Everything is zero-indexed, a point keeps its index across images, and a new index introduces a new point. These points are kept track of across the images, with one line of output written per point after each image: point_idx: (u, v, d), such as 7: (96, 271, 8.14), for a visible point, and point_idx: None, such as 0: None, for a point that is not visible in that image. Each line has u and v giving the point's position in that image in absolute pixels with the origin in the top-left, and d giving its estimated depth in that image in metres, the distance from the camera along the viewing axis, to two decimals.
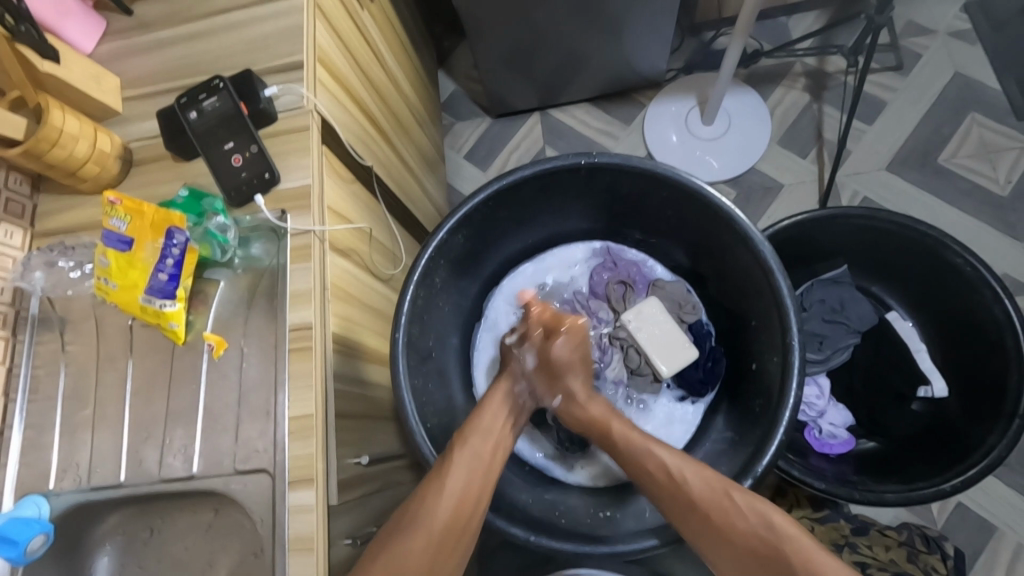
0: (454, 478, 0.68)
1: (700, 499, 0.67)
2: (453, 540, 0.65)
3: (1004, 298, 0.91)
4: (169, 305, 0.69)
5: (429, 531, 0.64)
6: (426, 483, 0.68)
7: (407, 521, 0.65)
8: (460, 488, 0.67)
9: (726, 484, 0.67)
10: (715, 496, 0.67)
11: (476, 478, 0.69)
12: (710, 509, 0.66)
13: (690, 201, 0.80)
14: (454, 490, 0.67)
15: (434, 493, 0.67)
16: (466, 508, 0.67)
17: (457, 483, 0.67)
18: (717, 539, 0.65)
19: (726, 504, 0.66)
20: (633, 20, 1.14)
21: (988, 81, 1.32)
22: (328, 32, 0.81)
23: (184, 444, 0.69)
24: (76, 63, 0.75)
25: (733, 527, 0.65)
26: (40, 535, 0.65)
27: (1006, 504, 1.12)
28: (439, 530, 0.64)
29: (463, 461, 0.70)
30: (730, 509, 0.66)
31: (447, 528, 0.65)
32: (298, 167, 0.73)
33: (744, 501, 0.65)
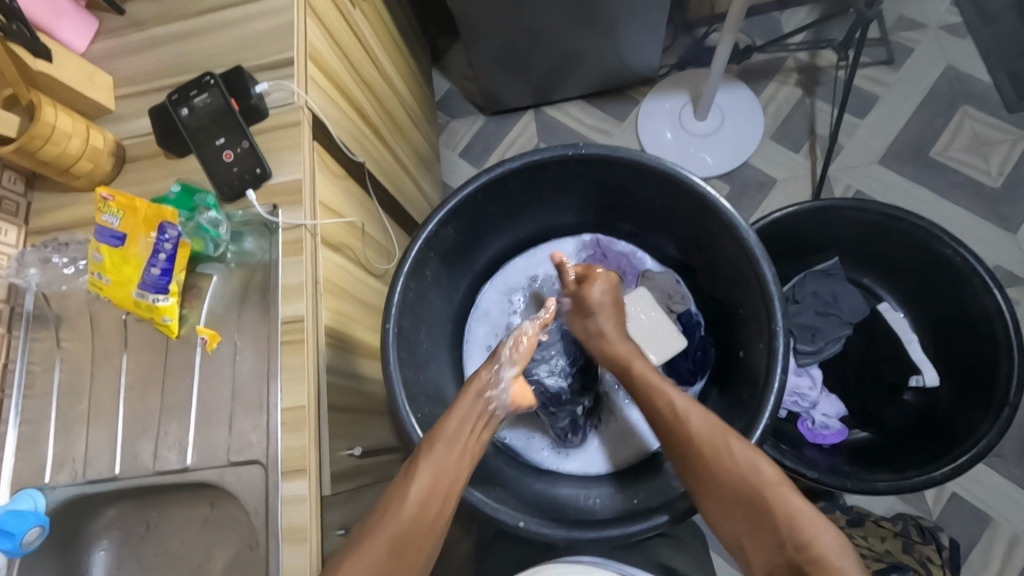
0: (419, 481, 0.64)
1: (697, 436, 0.68)
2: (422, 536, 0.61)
3: (993, 288, 0.92)
4: (162, 299, 0.70)
5: (391, 535, 0.60)
6: (395, 485, 0.65)
7: (371, 526, 0.61)
8: (422, 496, 0.63)
9: (725, 430, 0.67)
10: (712, 438, 0.67)
11: (445, 480, 0.65)
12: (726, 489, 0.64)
13: (676, 191, 0.81)
14: (424, 488, 0.64)
15: (401, 493, 0.63)
16: (432, 505, 0.63)
17: (421, 488, 0.63)
18: (706, 484, 0.66)
19: (721, 446, 0.66)
20: (624, 17, 1.15)
21: (979, 74, 1.33)
22: (319, 30, 0.81)
23: (178, 437, 0.70)
24: (68, 62, 0.76)
25: (728, 474, 0.65)
26: (36, 527, 0.66)
27: (1002, 494, 1.11)
28: (404, 534, 0.61)
29: (428, 466, 0.65)
30: (726, 451, 0.66)
31: (421, 524, 0.62)
32: (289, 162, 0.74)
33: (740, 454, 0.65)
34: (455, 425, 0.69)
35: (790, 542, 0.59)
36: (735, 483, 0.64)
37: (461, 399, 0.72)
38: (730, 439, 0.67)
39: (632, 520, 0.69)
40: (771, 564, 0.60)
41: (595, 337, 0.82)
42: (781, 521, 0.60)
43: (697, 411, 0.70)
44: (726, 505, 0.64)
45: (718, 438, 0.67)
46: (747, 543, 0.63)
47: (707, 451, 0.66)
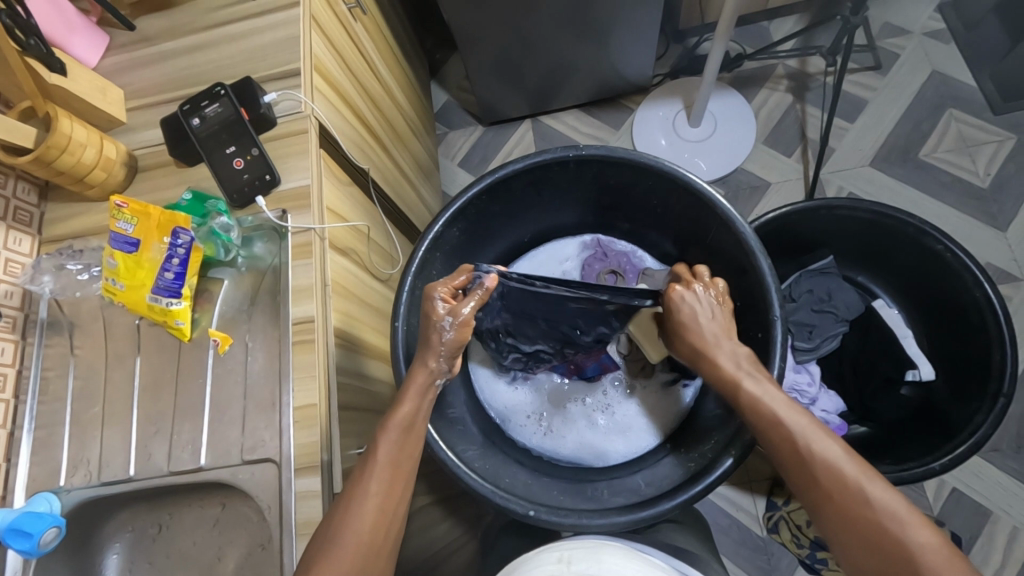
0: (375, 480, 0.63)
1: (831, 483, 0.61)
2: (381, 540, 0.62)
3: (984, 282, 0.94)
4: (175, 303, 0.72)
5: (360, 535, 0.60)
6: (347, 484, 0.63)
7: (332, 531, 0.60)
8: (379, 496, 0.62)
9: (861, 483, 0.60)
10: (848, 490, 0.60)
11: (398, 477, 0.65)
12: (838, 493, 0.60)
13: (673, 189, 0.84)
14: (379, 487, 0.63)
15: (358, 497, 0.61)
16: (391, 500, 0.64)
17: (376, 495, 0.62)
18: (835, 529, 0.60)
19: (862, 502, 0.59)
20: (618, 28, 1.18)
21: (963, 78, 1.37)
22: (324, 42, 0.84)
23: (191, 438, 0.71)
24: (82, 75, 0.78)
25: (871, 527, 0.58)
26: (53, 528, 0.67)
27: (1001, 488, 1.13)
28: (368, 532, 0.61)
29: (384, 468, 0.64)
30: (863, 501, 0.59)
31: (377, 528, 0.61)
32: (298, 168, 0.76)
33: (876, 506, 0.58)
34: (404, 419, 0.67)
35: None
36: (872, 534, 0.58)
37: (405, 394, 0.69)
38: (865, 482, 0.60)
39: (638, 507, 0.71)
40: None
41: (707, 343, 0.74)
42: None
43: (833, 451, 0.62)
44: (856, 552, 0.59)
45: (856, 490, 0.59)
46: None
47: (841, 490, 0.60)
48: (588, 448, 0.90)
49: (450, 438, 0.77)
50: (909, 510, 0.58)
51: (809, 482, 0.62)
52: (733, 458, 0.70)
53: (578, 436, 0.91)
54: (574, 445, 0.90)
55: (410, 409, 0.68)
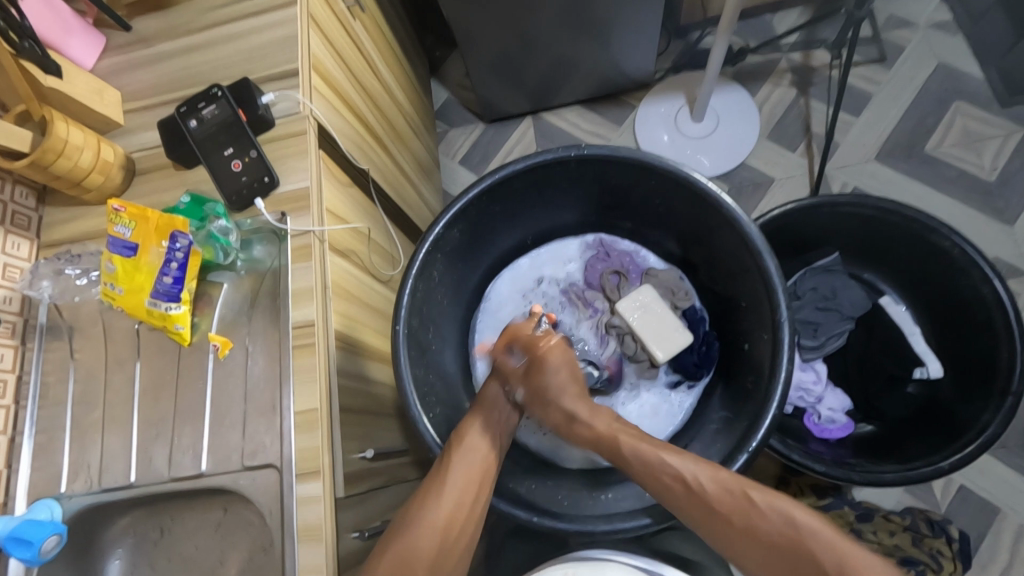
0: (449, 485, 0.68)
1: (716, 499, 0.64)
2: (457, 538, 0.66)
3: (992, 279, 0.93)
4: (174, 307, 0.71)
5: (429, 531, 0.64)
6: (426, 483, 0.69)
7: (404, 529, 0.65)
8: (456, 493, 0.68)
9: (743, 484, 0.63)
10: (735, 499, 0.62)
11: (472, 478, 0.69)
12: (723, 505, 0.63)
13: (676, 188, 0.83)
14: (455, 487, 0.68)
15: (433, 496, 0.67)
16: (462, 507, 0.67)
17: (454, 489, 0.68)
18: (736, 542, 0.61)
19: (747, 507, 0.61)
20: (620, 24, 1.17)
21: (970, 71, 1.35)
22: (323, 42, 0.83)
23: (192, 443, 0.71)
24: (78, 77, 0.77)
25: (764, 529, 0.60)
26: (54, 536, 0.66)
27: (1007, 485, 1.12)
28: (439, 530, 0.65)
29: (454, 475, 0.69)
30: (748, 506, 0.62)
31: (448, 530, 0.66)
32: (296, 170, 0.76)
33: (765, 503, 0.61)
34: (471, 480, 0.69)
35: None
36: (770, 538, 0.60)
37: (479, 417, 0.77)
38: (745, 483, 0.63)
39: (647, 511, 0.71)
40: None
41: (571, 424, 0.76)
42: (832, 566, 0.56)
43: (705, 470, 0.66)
44: (751, 556, 0.61)
45: (741, 492, 0.63)
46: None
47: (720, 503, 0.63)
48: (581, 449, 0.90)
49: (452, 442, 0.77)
50: (786, 498, 0.62)
51: (696, 506, 0.64)
52: (652, 517, 0.70)
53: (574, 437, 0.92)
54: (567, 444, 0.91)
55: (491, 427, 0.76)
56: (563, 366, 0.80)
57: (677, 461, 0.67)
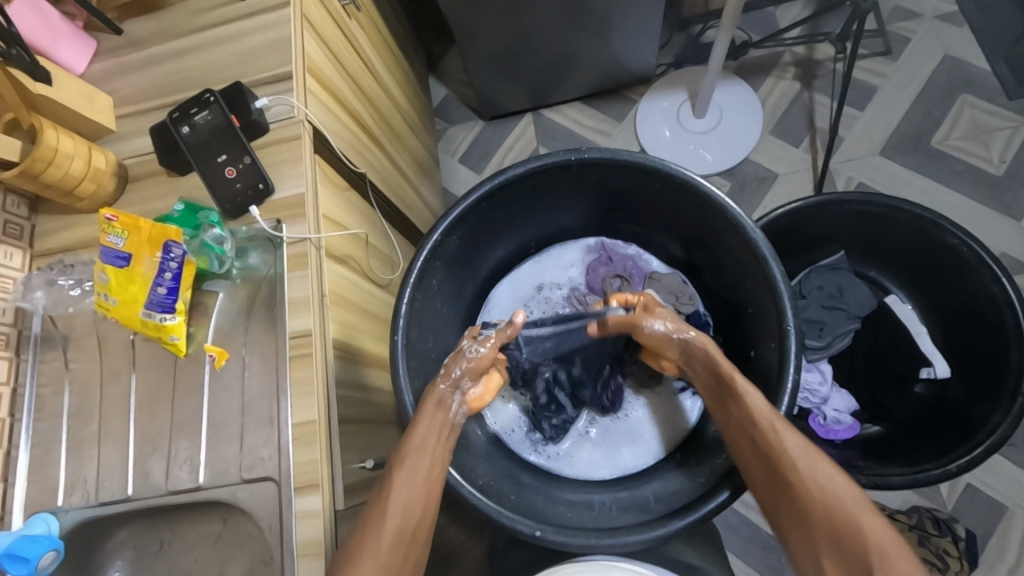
0: (399, 491, 0.66)
1: (794, 459, 0.65)
2: (402, 556, 0.64)
3: (1001, 277, 0.92)
4: (169, 318, 0.70)
5: (379, 554, 0.61)
6: (374, 495, 0.67)
7: (350, 551, 0.61)
8: (403, 507, 0.65)
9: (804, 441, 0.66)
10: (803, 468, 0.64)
11: (418, 497, 0.67)
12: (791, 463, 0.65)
13: (680, 192, 0.82)
14: (403, 493, 0.66)
15: (378, 514, 0.64)
16: (406, 524, 0.65)
17: (401, 498, 0.66)
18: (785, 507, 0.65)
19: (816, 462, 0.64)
20: (622, 19, 1.15)
21: (977, 62, 1.32)
22: (318, 43, 0.81)
23: (189, 455, 0.70)
24: (67, 83, 0.76)
25: (824, 501, 0.62)
26: (50, 552, 0.66)
27: (1016, 483, 1.10)
28: (388, 549, 0.62)
29: (403, 486, 0.66)
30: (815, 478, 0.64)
31: (396, 546, 0.63)
32: (291, 176, 0.74)
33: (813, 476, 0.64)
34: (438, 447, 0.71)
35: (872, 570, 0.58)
36: (825, 510, 0.62)
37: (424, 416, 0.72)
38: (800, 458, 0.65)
39: (649, 525, 0.73)
40: None
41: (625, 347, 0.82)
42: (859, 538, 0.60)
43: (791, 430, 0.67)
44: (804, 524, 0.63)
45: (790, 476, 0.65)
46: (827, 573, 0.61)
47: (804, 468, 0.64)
48: (592, 466, 0.92)
49: (460, 463, 0.78)
50: (849, 481, 0.64)
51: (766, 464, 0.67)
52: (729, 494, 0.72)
53: (582, 454, 0.93)
54: (578, 461, 0.92)
55: (428, 431, 0.71)
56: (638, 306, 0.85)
57: (760, 405, 0.70)
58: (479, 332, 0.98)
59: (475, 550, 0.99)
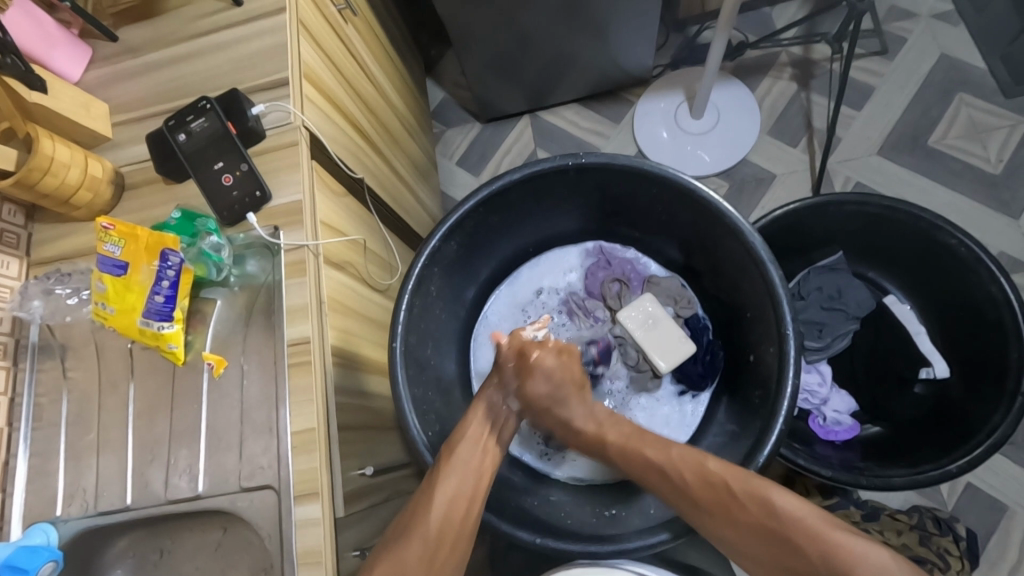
0: (449, 476, 0.69)
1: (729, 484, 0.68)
2: (453, 537, 0.67)
3: (1000, 278, 0.92)
4: (166, 326, 0.70)
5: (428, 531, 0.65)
6: (423, 486, 0.70)
7: (402, 532, 0.66)
8: (448, 497, 0.68)
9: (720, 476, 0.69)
10: (717, 495, 0.68)
11: (465, 488, 0.69)
12: (713, 507, 0.68)
13: (678, 196, 0.82)
14: (450, 485, 0.68)
15: (427, 497, 0.68)
16: (457, 511, 0.68)
17: (448, 488, 0.68)
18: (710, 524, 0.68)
19: (730, 501, 0.67)
20: (619, 21, 1.15)
21: (973, 61, 1.33)
22: (314, 49, 0.81)
23: (189, 464, 0.70)
24: (64, 91, 0.76)
25: (762, 521, 0.65)
26: (50, 562, 0.66)
27: (1016, 482, 1.10)
28: (440, 523, 0.66)
29: (454, 470, 0.70)
30: (747, 497, 0.67)
31: (444, 532, 0.66)
32: (288, 183, 0.74)
33: (744, 493, 0.67)
34: (572, 377, 0.81)
35: (825, 574, 0.61)
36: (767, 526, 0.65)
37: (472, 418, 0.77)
38: (727, 476, 0.69)
39: (649, 531, 0.73)
40: None
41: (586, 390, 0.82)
42: (801, 538, 0.63)
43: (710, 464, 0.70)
44: (753, 552, 0.66)
45: (723, 486, 0.69)
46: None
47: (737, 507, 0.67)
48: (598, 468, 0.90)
49: None
50: (770, 485, 0.67)
51: (682, 500, 0.71)
52: (669, 534, 0.72)
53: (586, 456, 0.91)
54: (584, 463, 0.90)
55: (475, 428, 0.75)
56: None
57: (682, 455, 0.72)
58: (477, 336, 0.97)
59: None
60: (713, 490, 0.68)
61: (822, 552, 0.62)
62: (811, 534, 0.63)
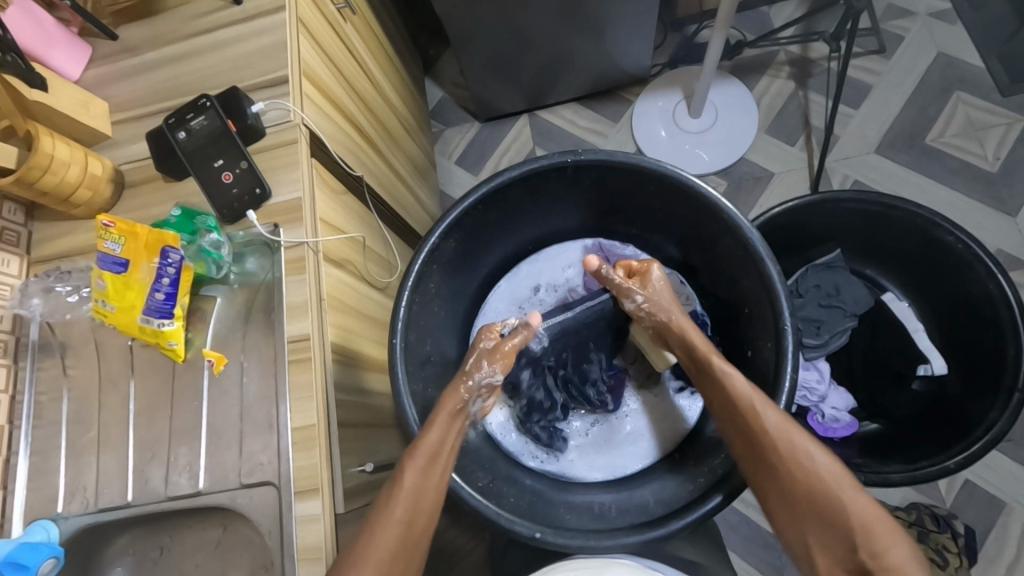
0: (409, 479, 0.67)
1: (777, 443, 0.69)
2: (415, 537, 0.66)
3: (997, 274, 0.92)
4: (167, 323, 0.70)
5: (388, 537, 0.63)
6: (385, 489, 0.68)
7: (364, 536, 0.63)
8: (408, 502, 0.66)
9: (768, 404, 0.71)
10: (787, 440, 0.69)
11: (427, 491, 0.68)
12: (775, 451, 0.69)
13: (676, 192, 0.82)
14: (410, 493, 0.67)
15: (387, 503, 0.66)
16: (413, 525, 0.66)
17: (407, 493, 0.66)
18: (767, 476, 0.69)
19: (796, 447, 0.68)
20: (617, 19, 1.15)
21: (970, 60, 1.33)
22: (313, 47, 0.82)
23: (189, 461, 0.70)
24: (63, 90, 0.76)
25: (807, 480, 0.67)
26: (51, 559, 0.66)
27: (1013, 479, 1.10)
28: (400, 526, 0.65)
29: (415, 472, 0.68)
30: (802, 453, 0.68)
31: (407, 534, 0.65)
32: (288, 181, 0.74)
33: (801, 453, 0.68)
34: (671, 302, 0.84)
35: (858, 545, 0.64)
36: (812, 488, 0.67)
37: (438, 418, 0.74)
38: (790, 431, 0.69)
39: (648, 526, 0.73)
40: (837, 565, 0.65)
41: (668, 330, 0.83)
42: (843, 504, 0.65)
43: (772, 409, 0.71)
44: (789, 501, 0.68)
45: (779, 442, 0.69)
46: (814, 545, 0.67)
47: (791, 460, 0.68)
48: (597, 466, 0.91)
49: (463, 468, 0.79)
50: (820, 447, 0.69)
51: (745, 437, 0.71)
52: (720, 498, 0.72)
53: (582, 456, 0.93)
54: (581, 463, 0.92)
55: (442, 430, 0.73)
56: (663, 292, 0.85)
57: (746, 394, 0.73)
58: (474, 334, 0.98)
59: (475, 551, 1.00)
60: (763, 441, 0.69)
61: (863, 523, 0.64)
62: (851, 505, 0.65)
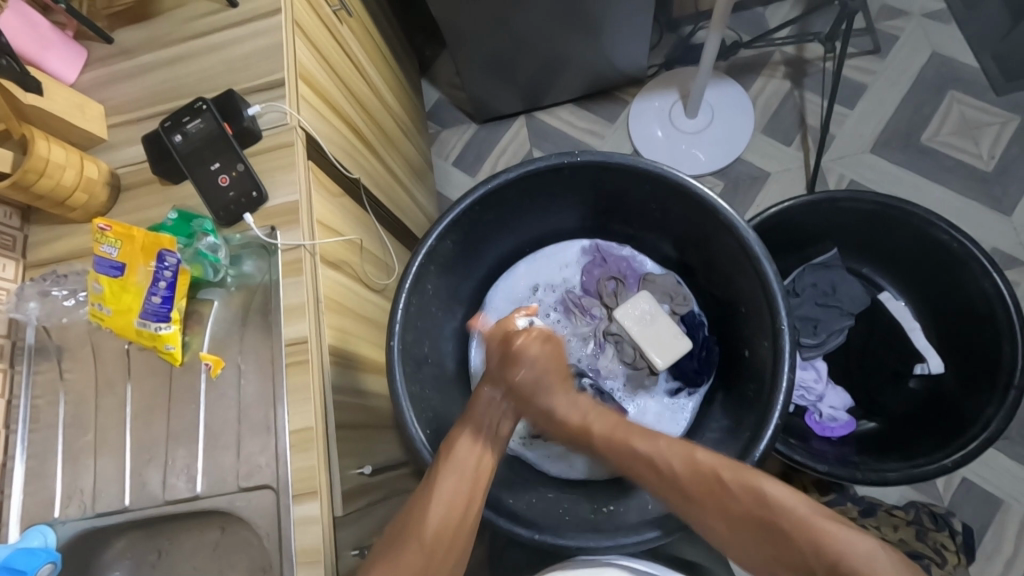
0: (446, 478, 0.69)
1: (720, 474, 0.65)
2: (450, 538, 0.65)
3: (992, 273, 0.92)
4: (164, 327, 0.70)
5: (423, 537, 0.64)
6: (416, 494, 0.69)
7: (396, 537, 0.65)
8: (444, 503, 0.67)
9: (714, 466, 0.66)
10: (707, 481, 0.66)
11: (462, 490, 0.68)
12: (703, 495, 0.66)
13: (673, 193, 0.82)
14: (444, 492, 0.67)
15: (421, 505, 0.67)
16: (454, 516, 0.66)
17: (444, 492, 0.67)
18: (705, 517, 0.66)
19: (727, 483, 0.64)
20: (613, 20, 1.15)
21: (964, 59, 1.34)
22: (310, 50, 0.82)
23: (187, 464, 0.70)
24: (58, 93, 0.75)
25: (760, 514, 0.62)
26: (48, 564, 0.66)
27: (1010, 476, 1.11)
28: (437, 525, 0.65)
29: (450, 471, 0.69)
30: (754, 488, 0.64)
31: (439, 535, 0.65)
32: (284, 183, 0.74)
33: (734, 482, 0.65)
34: (556, 365, 0.80)
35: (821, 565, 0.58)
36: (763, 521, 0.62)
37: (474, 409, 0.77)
38: (716, 463, 0.67)
39: (646, 526, 0.73)
40: None
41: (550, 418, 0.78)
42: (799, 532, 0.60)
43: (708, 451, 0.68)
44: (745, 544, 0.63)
45: (714, 475, 0.66)
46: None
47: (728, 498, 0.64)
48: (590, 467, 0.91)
49: None
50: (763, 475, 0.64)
51: (671, 490, 0.68)
52: (661, 531, 0.72)
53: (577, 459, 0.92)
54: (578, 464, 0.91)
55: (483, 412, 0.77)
56: (539, 356, 0.79)
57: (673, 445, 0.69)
58: (473, 333, 0.98)
59: None
60: (702, 477, 0.66)
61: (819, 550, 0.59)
62: (804, 523, 0.60)
